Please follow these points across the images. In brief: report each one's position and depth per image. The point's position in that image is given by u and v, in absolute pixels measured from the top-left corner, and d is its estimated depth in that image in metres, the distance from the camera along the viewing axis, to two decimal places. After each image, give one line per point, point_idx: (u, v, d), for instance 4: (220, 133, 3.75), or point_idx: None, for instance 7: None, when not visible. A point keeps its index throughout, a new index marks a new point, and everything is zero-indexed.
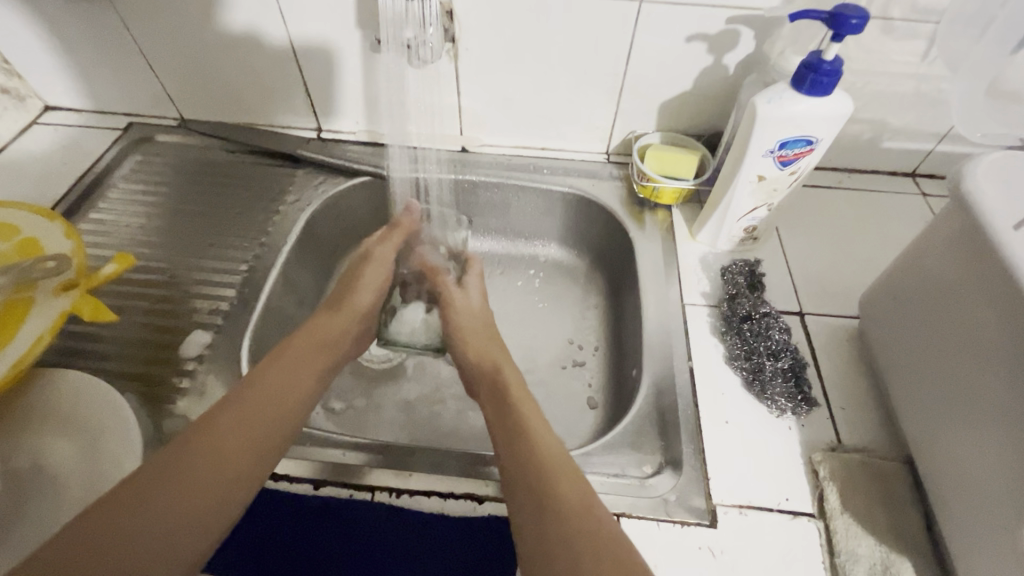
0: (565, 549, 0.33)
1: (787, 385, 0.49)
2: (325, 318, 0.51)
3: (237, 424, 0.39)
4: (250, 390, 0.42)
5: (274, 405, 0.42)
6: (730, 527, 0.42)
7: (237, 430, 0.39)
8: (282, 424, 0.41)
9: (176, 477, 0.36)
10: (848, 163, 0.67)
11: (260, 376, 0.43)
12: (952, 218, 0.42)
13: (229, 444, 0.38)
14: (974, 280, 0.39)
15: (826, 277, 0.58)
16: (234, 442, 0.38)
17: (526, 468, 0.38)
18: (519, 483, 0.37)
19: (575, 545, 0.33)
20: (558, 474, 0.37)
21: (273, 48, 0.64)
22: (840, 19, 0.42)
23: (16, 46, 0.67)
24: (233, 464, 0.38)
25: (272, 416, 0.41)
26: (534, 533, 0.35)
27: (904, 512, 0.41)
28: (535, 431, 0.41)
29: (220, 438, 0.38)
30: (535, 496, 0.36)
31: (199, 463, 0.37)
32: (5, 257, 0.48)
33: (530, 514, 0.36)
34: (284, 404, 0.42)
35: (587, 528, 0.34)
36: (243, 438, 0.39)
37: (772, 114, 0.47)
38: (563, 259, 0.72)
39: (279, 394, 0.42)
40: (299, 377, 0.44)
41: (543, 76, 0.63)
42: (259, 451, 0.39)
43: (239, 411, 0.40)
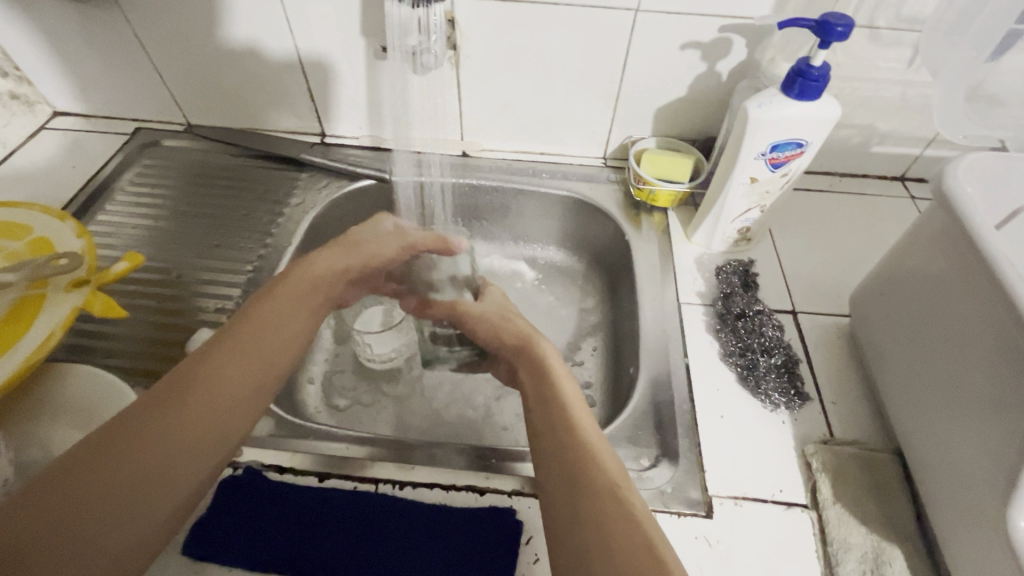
0: (596, 528, 0.32)
1: (780, 380, 0.50)
2: (326, 262, 0.49)
3: (228, 366, 0.39)
4: (243, 334, 0.41)
5: (266, 351, 0.41)
6: (725, 517, 0.43)
7: (229, 373, 0.39)
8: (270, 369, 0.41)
9: (166, 417, 0.35)
10: (838, 167, 0.69)
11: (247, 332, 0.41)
12: (935, 218, 0.44)
13: (221, 388, 0.38)
14: (956, 276, 0.41)
15: (818, 277, 0.59)
16: (225, 385, 0.38)
17: (561, 443, 0.38)
18: (553, 458, 0.37)
19: (606, 526, 0.32)
20: (593, 455, 0.37)
21: (279, 55, 0.65)
22: (827, 27, 0.44)
23: (26, 54, 0.68)
24: (226, 407, 0.38)
25: (261, 361, 0.41)
26: (565, 500, 0.35)
27: (893, 502, 0.42)
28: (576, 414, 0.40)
29: (211, 379, 0.38)
30: (567, 469, 0.36)
31: (192, 406, 0.36)
32: (17, 256, 0.50)
33: (561, 488, 0.35)
34: (275, 351, 0.42)
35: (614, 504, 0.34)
36: (235, 381, 0.39)
37: (763, 117, 0.49)
38: (562, 261, 0.74)
39: (270, 339, 0.42)
40: (289, 322, 0.44)
41: (542, 82, 0.64)
42: (249, 397, 0.39)
43: (228, 353, 0.40)
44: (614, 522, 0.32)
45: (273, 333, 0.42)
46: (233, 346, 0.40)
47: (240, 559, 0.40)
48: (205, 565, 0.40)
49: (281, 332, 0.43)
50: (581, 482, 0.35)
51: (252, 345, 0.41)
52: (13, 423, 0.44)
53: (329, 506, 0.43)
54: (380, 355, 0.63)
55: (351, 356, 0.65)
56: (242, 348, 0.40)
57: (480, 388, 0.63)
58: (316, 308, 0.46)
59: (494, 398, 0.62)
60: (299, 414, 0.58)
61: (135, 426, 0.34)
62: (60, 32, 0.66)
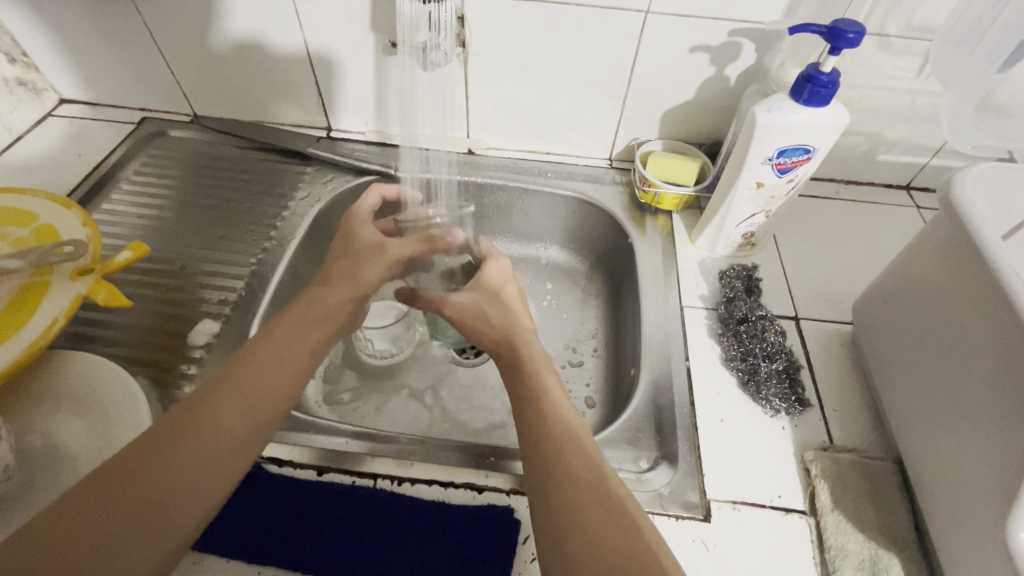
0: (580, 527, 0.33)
1: (782, 385, 0.50)
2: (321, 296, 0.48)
3: (228, 399, 0.38)
4: (245, 367, 0.40)
5: (268, 385, 0.40)
6: (723, 521, 0.43)
7: (229, 405, 0.38)
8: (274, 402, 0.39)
9: (165, 453, 0.34)
10: (845, 175, 0.69)
11: (249, 361, 0.40)
12: (943, 226, 0.43)
13: (220, 422, 0.37)
14: (960, 286, 0.41)
15: (821, 284, 0.59)
16: (227, 420, 0.37)
17: (547, 441, 0.38)
18: (539, 471, 0.36)
19: (591, 525, 0.33)
20: (583, 455, 0.37)
21: (289, 49, 0.65)
22: (838, 34, 0.44)
23: (35, 41, 0.68)
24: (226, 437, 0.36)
25: (264, 394, 0.39)
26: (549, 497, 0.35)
27: (893, 511, 0.42)
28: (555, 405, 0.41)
29: (211, 413, 0.37)
30: (559, 472, 0.36)
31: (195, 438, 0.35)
32: (22, 242, 0.50)
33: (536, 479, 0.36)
34: (278, 383, 0.40)
35: (610, 513, 0.33)
36: (235, 415, 0.37)
37: (771, 123, 0.48)
38: (565, 261, 0.74)
39: (273, 374, 0.41)
40: (292, 355, 0.42)
41: (550, 81, 0.64)
42: (250, 431, 0.38)
43: (228, 387, 0.38)
44: (596, 511, 0.33)
45: (275, 367, 0.41)
46: (236, 380, 0.39)
47: (237, 549, 0.40)
48: (201, 555, 0.40)
49: (284, 368, 0.42)
50: (574, 491, 0.35)
51: (253, 377, 0.40)
52: (15, 409, 0.44)
53: (329, 500, 0.43)
54: (380, 351, 0.64)
55: (352, 350, 0.65)
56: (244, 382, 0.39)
57: (480, 386, 0.63)
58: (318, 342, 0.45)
59: (492, 396, 0.62)
60: (299, 407, 0.58)
61: (133, 462, 0.33)
62: (68, 19, 0.66)
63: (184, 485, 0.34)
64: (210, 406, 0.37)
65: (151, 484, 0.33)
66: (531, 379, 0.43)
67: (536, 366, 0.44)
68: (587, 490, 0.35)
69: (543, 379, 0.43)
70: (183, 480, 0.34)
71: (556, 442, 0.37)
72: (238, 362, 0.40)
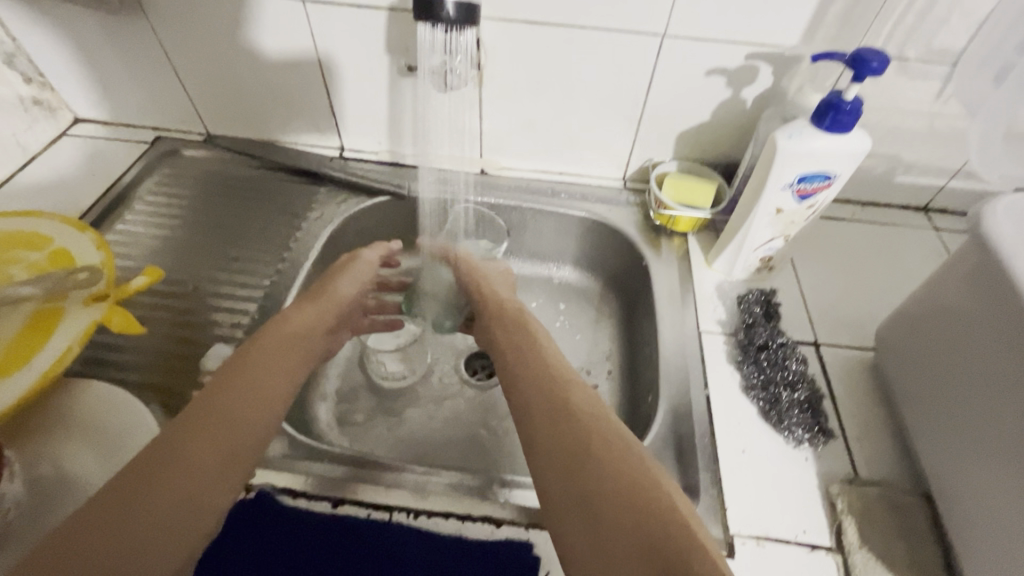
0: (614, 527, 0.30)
1: (804, 415, 0.49)
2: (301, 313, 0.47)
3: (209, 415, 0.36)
4: (224, 387, 0.38)
5: (253, 401, 0.38)
6: (747, 557, 0.42)
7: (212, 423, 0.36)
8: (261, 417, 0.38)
9: (149, 481, 0.32)
10: (861, 196, 0.68)
11: (236, 375, 0.39)
12: (971, 256, 0.42)
13: (209, 437, 0.35)
14: (991, 319, 0.40)
15: (841, 309, 0.59)
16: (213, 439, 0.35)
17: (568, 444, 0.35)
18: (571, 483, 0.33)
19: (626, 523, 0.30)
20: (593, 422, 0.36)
21: (304, 71, 0.65)
22: (862, 62, 0.43)
23: (51, 62, 0.69)
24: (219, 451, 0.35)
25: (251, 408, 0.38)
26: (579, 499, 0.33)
27: (923, 550, 0.41)
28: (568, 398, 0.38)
29: (195, 434, 0.35)
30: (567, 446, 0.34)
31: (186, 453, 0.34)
32: (37, 267, 0.50)
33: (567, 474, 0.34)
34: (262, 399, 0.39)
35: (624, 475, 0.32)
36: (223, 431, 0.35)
37: (793, 149, 0.48)
38: (578, 282, 0.73)
39: (257, 390, 0.39)
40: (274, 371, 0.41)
41: (565, 103, 0.64)
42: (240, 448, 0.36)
43: (214, 404, 0.37)
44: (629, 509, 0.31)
45: (257, 382, 0.39)
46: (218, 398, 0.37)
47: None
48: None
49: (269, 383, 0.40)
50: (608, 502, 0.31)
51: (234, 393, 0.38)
52: (28, 439, 0.43)
53: (344, 534, 0.42)
54: (391, 373, 0.64)
55: (364, 372, 0.64)
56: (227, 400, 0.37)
57: (493, 410, 0.62)
58: (300, 358, 0.44)
59: (506, 420, 0.61)
60: (311, 431, 0.57)
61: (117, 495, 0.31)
62: (84, 40, 0.66)
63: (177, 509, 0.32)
64: (194, 427, 0.35)
65: (141, 511, 0.31)
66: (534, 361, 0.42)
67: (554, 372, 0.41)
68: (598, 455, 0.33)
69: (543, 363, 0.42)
70: (174, 503, 0.32)
71: (559, 418, 0.36)
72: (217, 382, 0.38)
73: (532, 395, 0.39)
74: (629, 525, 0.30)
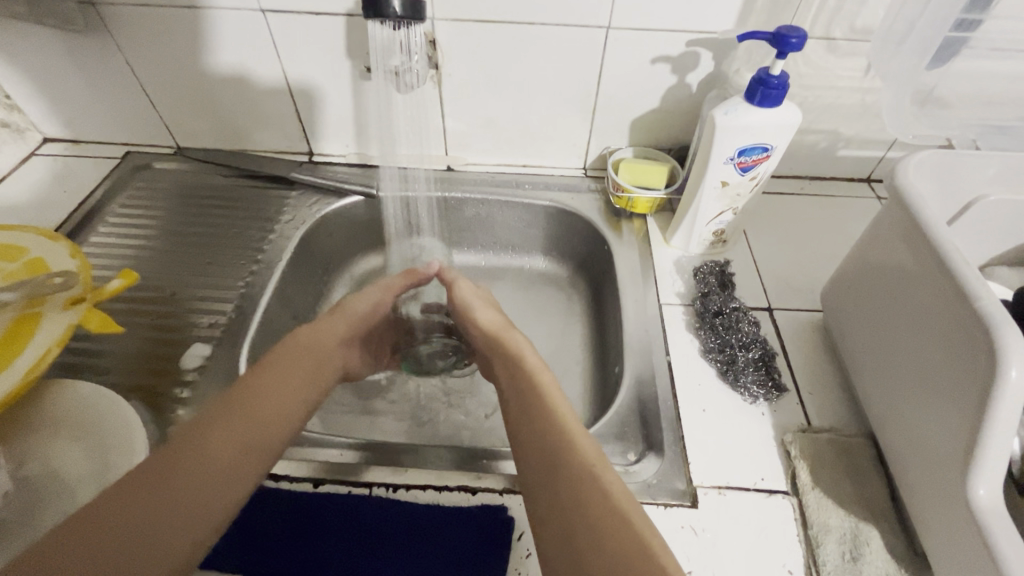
0: (589, 533, 0.34)
1: (758, 373, 0.52)
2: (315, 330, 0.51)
3: (219, 435, 0.39)
4: (239, 403, 0.41)
5: (262, 418, 0.41)
6: (709, 506, 0.45)
7: (218, 441, 0.39)
8: (270, 438, 0.41)
9: (157, 491, 0.35)
10: (808, 171, 0.72)
11: (254, 388, 0.43)
12: (893, 212, 0.46)
13: (223, 447, 0.38)
14: (914, 265, 0.43)
15: (792, 275, 0.62)
16: (221, 459, 0.38)
17: (548, 452, 0.40)
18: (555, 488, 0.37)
19: (600, 530, 0.34)
20: (574, 443, 0.40)
21: (269, 79, 0.68)
22: (783, 39, 0.47)
23: (16, 83, 0.70)
24: (232, 460, 0.38)
25: (262, 425, 0.41)
26: (563, 502, 0.36)
27: (869, 485, 0.44)
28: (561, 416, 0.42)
29: (204, 451, 0.38)
30: (549, 467, 0.39)
31: (200, 461, 0.37)
32: (12, 275, 0.51)
33: (543, 478, 0.38)
34: (272, 422, 0.41)
35: (594, 488, 0.36)
36: (229, 452, 0.38)
37: (729, 124, 0.51)
38: (548, 269, 0.76)
39: (268, 408, 0.42)
40: (287, 389, 0.44)
41: (523, 97, 0.67)
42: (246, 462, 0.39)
43: (230, 417, 0.40)
44: (604, 519, 0.35)
45: (269, 401, 0.42)
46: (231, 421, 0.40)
47: (229, 565, 0.41)
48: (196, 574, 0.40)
49: (277, 403, 0.43)
50: (591, 510, 0.35)
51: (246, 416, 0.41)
52: (9, 440, 0.44)
53: (326, 510, 0.44)
54: None
55: None
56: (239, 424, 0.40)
57: (472, 394, 0.64)
58: (311, 376, 0.47)
59: (484, 402, 0.63)
60: None
61: (119, 503, 0.34)
62: (50, 59, 0.68)
63: (177, 521, 0.35)
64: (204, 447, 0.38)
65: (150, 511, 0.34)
66: (528, 379, 0.46)
67: (545, 387, 0.45)
68: (574, 468, 0.38)
69: (541, 379, 0.46)
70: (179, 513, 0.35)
71: (547, 436, 0.41)
72: (231, 403, 0.41)
73: (521, 421, 0.43)
74: (607, 537, 0.34)
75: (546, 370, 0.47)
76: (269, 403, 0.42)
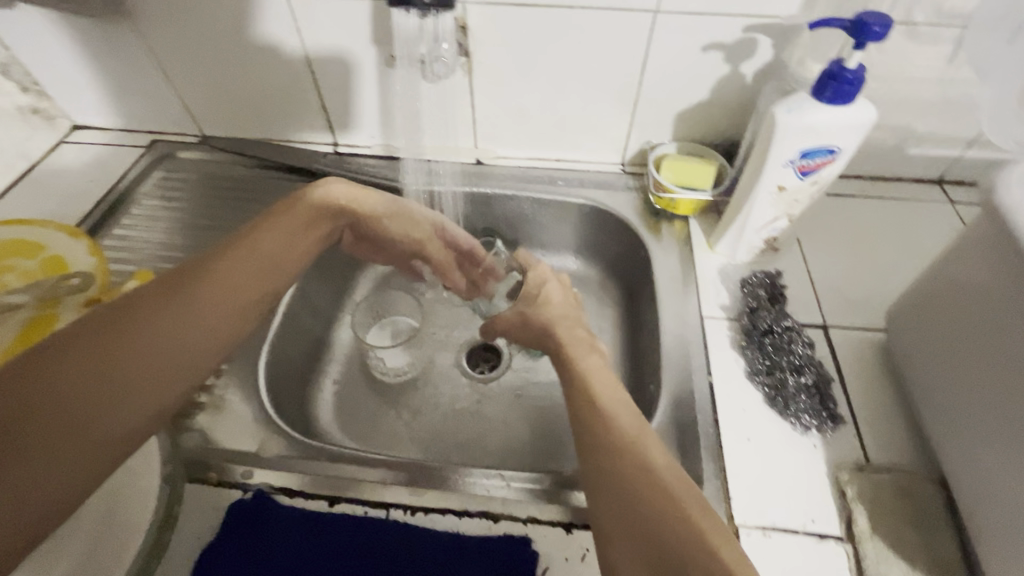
0: (613, 480, 0.35)
1: (812, 401, 0.47)
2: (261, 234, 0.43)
3: (156, 347, 0.34)
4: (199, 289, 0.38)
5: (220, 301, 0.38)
6: (753, 549, 0.41)
7: (166, 322, 0.35)
8: (207, 340, 0.37)
9: (114, 361, 0.33)
10: (871, 170, 0.66)
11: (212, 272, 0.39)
12: (984, 229, 0.40)
13: (163, 323, 0.35)
14: (1004, 294, 0.37)
15: (851, 290, 0.56)
16: (172, 352, 0.35)
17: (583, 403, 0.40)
18: (591, 433, 0.38)
19: (629, 485, 0.34)
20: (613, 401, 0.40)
21: (292, 66, 0.64)
22: (863, 27, 0.41)
23: (44, 69, 0.69)
24: (198, 335, 0.36)
25: (219, 318, 0.38)
26: (597, 451, 0.36)
27: (938, 537, 0.40)
28: (594, 376, 0.43)
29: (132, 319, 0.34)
30: (587, 418, 0.39)
31: (144, 330, 0.34)
32: (32, 275, 0.51)
33: (582, 421, 0.39)
34: (234, 305, 0.39)
35: (629, 440, 0.37)
36: (179, 348, 0.35)
37: (793, 123, 0.46)
38: (580, 271, 0.72)
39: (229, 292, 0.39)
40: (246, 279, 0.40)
41: (559, 87, 0.62)
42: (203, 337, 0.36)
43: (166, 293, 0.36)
44: (635, 473, 0.34)
45: (235, 295, 0.39)
46: (158, 330, 0.35)
47: None
48: None
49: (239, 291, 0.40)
50: (624, 466, 0.35)
51: (187, 335, 0.36)
52: None
53: (342, 532, 0.42)
54: (392, 369, 0.63)
55: (365, 370, 0.64)
56: (156, 343, 0.34)
57: (496, 403, 0.61)
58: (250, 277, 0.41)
59: (509, 411, 0.60)
60: (312, 431, 0.57)
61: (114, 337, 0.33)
62: (76, 46, 0.66)
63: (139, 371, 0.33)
64: (97, 360, 0.32)
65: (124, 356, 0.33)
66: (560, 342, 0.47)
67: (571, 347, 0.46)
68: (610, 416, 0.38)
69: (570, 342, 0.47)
70: (137, 368, 0.33)
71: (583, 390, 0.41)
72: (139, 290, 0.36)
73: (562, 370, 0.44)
74: (640, 489, 0.34)
75: (580, 333, 0.48)
76: (235, 288, 0.39)
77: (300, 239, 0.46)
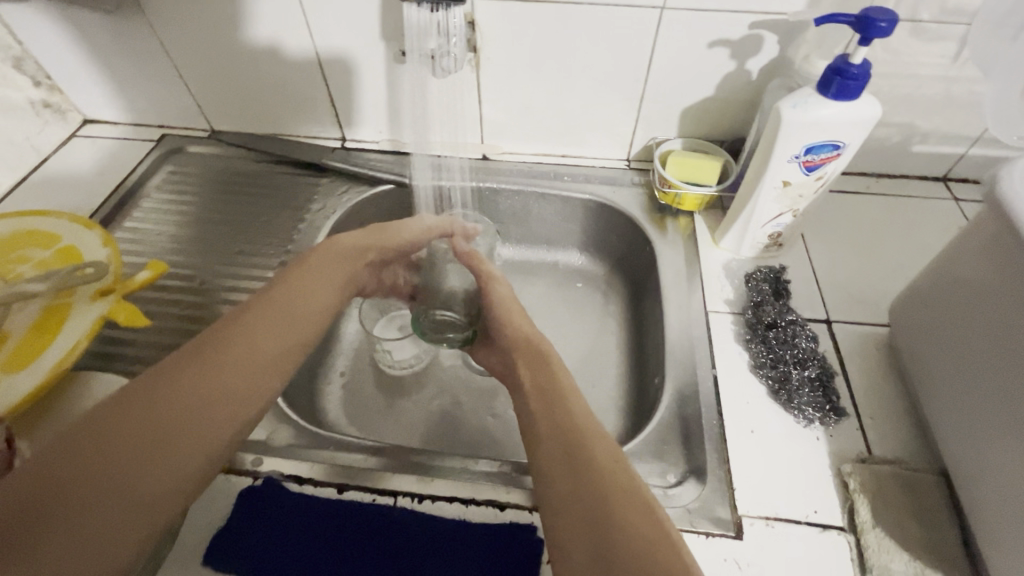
0: (569, 478, 0.35)
1: (814, 394, 0.48)
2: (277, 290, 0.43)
3: (153, 435, 0.33)
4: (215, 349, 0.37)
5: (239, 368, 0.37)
6: (756, 539, 0.41)
7: (188, 379, 0.35)
8: (237, 396, 0.37)
9: (140, 411, 0.33)
10: (876, 167, 0.66)
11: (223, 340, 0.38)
12: (988, 224, 0.40)
13: (211, 380, 0.36)
14: (1006, 287, 0.38)
15: (855, 285, 0.57)
16: (216, 423, 0.35)
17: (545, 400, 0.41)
18: (551, 432, 0.38)
19: (585, 479, 0.34)
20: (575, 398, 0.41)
21: (301, 61, 0.65)
22: (869, 23, 0.41)
23: (56, 64, 0.70)
24: (221, 401, 0.36)
25: (239, 378, 0.38)
26: (555, 447, 0.37)
27: (939, 528, 0.40)
28: (561, 376, 0.43)
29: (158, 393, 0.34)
30: (550, 417, 0.39)
31: (183, 387, 0.35)
32: (46, 264, 0.52)
33: (544, 419, 0.39)
34: (241, 367, 0.37)
35: (590, 440, 0.37)
36: (212, 410, 0.35)
37: (798, 118, 0.46)
38: (585, 265, 0.72)
39: (250, 355, 0.38)
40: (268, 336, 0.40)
41: (566, 84, 0.63)
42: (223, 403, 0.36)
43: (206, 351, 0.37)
44: (592, 470, 0.35)
45: (247, 356, 0.38)
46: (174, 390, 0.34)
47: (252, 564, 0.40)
48: None
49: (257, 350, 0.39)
50: (583, 464, 0.35)
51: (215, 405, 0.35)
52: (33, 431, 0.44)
53: (350, 519, 0.42)
54: (400, 361, 0.63)
55: (371, 362, 0.65)
56: (163, 408, 0.34)
57: (501, 395, 0.62)
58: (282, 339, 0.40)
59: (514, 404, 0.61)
60: (319, 421, 0.57)
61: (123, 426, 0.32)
62: (89, 41, 0.67)
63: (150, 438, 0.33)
64: (133, 429, 0.32)
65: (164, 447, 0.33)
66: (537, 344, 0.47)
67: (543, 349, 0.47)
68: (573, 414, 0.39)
69: (542, 343, 0.48)
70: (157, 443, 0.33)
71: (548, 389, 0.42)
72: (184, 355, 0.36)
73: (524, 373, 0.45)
74: (595, 485, 0.34)
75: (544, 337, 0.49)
76: (248, 356, 0.38)
77: (327, 294, 0.45)
